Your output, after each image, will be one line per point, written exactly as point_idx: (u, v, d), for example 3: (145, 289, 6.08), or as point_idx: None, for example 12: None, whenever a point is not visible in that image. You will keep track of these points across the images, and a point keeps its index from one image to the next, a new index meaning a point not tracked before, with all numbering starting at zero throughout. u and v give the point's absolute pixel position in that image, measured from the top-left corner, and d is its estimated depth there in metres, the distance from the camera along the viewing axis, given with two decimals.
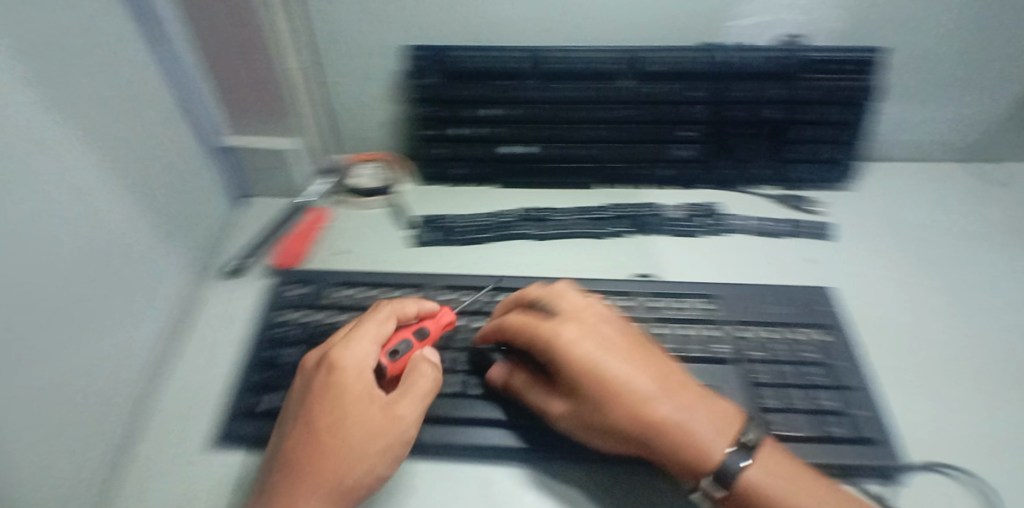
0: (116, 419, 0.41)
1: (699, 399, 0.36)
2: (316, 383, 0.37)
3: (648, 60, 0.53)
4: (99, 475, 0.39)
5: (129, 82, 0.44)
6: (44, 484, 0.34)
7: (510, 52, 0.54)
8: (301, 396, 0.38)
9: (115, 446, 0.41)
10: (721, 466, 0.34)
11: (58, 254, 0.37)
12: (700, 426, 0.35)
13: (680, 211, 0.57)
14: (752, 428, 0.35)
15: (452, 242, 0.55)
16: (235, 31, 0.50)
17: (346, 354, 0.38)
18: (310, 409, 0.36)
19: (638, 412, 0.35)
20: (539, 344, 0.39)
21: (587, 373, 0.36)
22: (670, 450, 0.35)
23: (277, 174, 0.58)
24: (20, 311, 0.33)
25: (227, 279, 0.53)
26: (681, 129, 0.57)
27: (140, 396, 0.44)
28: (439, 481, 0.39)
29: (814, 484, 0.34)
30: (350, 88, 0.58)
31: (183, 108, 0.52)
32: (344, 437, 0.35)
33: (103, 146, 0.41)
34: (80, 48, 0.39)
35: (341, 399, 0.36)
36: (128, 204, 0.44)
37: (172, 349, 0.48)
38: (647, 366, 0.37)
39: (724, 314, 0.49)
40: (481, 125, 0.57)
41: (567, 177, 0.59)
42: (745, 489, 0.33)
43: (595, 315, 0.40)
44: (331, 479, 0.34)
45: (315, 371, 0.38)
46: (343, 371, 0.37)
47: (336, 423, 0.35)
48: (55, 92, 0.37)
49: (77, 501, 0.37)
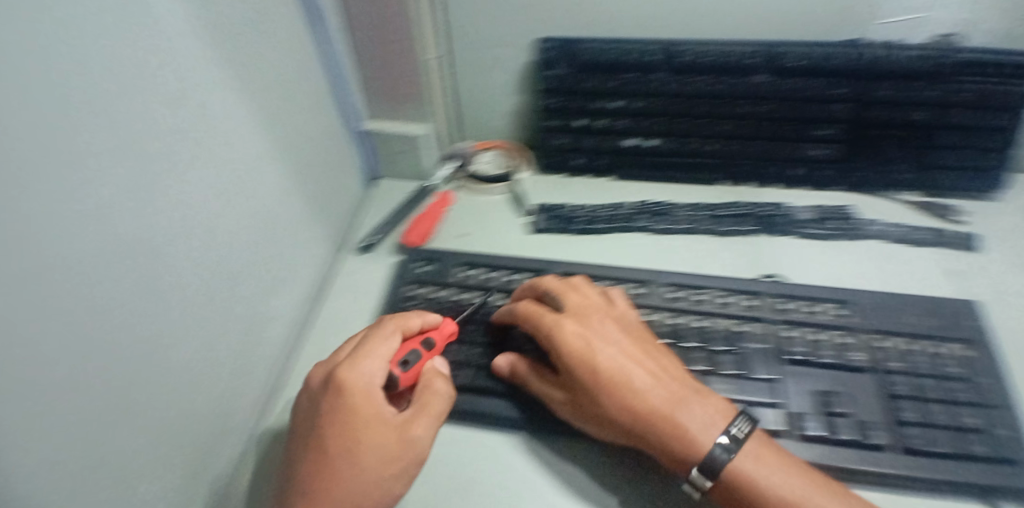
0: (272, 368, 0.47)
1: (695, 395, 0.39)
2: (325, 404, 0.38)
3: (790, 55, 0.52)
4: (256, 416, 0.44)
5: (296, 69, 0.49)
6: (220, 416, 0.40)
7: (645, 45, 0.53)
8: (311, 413, 0.39)
9: (270, 391, 0.46)
10: (707, 454, 0.36)
11: (237, 218, 0.41)
12: (693, 419, 0.37)
13: (807, 213, 0.56)
14: (743, 420, 0.37)
15: (570, 231, 0.56)
16: (384, 24, 0.53)
17: (351, 375, 0.39)
18: (322, 432, 0.37)
19: (631, 402, 0.39)
20: (542, 333, 0.43)
21: (581, 363, 0.41)
22: (663, 440, 0.38)
23: (406, 159, 0.62)
24: (208, 266, 0.38)
25: (359, 254, 0.57)
26: (818, 127, 0.55)
27: (289, 350, 0.49)
28: (474, 456, 0.43)
29: (801, 473, 0.36)
30: (478, 79, 0.61)
31: (334, 94, 0.56)
32: (363, 459, 0.37)
33: (271, 124, 0.46)
34: (262, 35, 0.44)
35: (354, 423, 0.37)
36: (287, 179, 0.49)
37: (315, 310, 0.53)
38: (636, 361, 0.40)
39: (859, 321, 0.47)
40: (604, 117, 0.57)
41: (688, 171, 0.59)
42: (731, 477, 0.36)
43: (597, 312, 0.44)
44: (354, 498, 0.36)
45: (322, 390, 0.39)
46: (352, 394, 0.38)
47: (349, 445, 0.37)
48: (240, 73, 0.41)
49: (241, 436, 0.42)
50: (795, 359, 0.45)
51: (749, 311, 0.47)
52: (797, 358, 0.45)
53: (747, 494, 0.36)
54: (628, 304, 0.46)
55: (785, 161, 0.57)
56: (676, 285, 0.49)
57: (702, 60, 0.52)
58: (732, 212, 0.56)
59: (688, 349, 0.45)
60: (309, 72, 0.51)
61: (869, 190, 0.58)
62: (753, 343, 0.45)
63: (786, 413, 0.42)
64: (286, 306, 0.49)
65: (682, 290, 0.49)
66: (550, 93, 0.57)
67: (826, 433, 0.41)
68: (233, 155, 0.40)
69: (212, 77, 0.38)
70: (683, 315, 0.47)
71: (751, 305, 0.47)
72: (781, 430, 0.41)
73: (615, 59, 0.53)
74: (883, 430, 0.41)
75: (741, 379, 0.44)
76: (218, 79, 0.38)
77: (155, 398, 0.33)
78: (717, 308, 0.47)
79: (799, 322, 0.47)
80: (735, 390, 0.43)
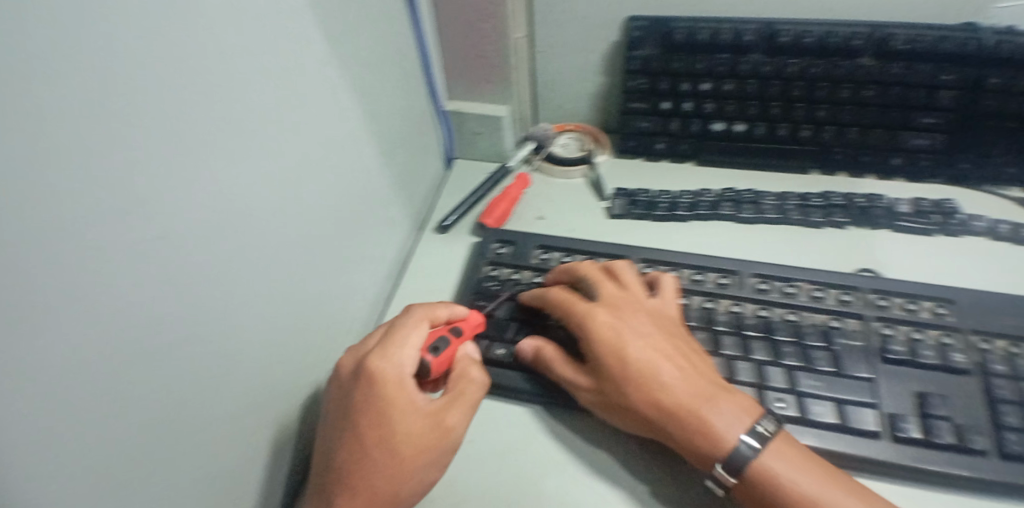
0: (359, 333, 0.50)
1: (722, 393, 0.40)
2: (356, 394, 0.38)
3: (900, 37, 0.49)
4: None
5: (392, 50, 0.52)
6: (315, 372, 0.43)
7: (742, 24, 0.52)
8: (342, 401, 0.39)
9: None
10: (731, 451, 0.37)
11: (327, 192, 0.44)
12: (719, 417, 0.38)
13: (906, 204, 0.53)
14: (768, 419, 0.39)
15: (654, 218, 0.56)
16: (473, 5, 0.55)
17: (382, 366, 0.39)
18: (355, 422, 0.38)
19: (657, 396, 0.40)
20: (574, 322, 0.45)
21: (611, 354, 0.42)
22: (687, 435, 0.39)
23: (487, 139, 0.65)
24: (299, 235, 0.41)
25: (440, 235, 0.59)
26: (923, 116, 0.52)
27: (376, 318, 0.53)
28: (514, 443, 0.45)
29: (828, 474, 0.37)
30: (557, 60, 0.62)
31: (426, 74, 0.59)
32: (397, 448, 0.37)
33: (364, 103, 0.48)
34: (365, 18, 0.46)
35: (387, 414, 0.38)
36: (379, 155, 0.52)
37: (398, 284, 0.56)
38: (664, 356, 0.42)
39: (956, 320, 0.45)
40: (691, 100, 0.56)
41: (777, 159, 0.57)
42: (754, 475, 0.37)
43: (628, 305, 0.45)
44: (389, 485, 0.37)
45: (353, 379, 0.39)
46: (385, 384, 0.38)
47: (383, 435, 0.37)
48: (336, 53, 0.43)
49: None
50: (892, 358, 0.43)
51: (843, 306, 0.46)
52: (895, 358, 0.43)
53: (772, 492, 0.37)
54: (672, 295, 0.47)
55: (885, 150, 0.55)
56: (764, 277, 0.48)
57: (804, 41, 0.50)
58: (825, 202, 0.54)
59: (778, 343, 0.44)
60: (397, 53, 0.53)
61: (969, 184, 0.55)
62: (845, 339, 0.44)
63: (882, 414, 0.41)
64: (372, 277, 0.52)
65: (772, 283, 0.48)
66: (634, 75, 0.56)
67: (922, 435, 0.40)
68: (327, 132, 0.43)
69: (315, 58, 0.40)
70: (773, 308, 0.46)
71: (845, 300, 0.46)
72: (878, 431, 0.40)
73: (708, 40, 0.52)
74: (984, 434, 0.40)
75: (835, 377, 0.42)
76: (319, 60, 0.41)
77: (256, 349, 0.36)
78: (809, 302, 0.46)
79: (896, 320, 0.45)
80: (828, 386, 0.42)
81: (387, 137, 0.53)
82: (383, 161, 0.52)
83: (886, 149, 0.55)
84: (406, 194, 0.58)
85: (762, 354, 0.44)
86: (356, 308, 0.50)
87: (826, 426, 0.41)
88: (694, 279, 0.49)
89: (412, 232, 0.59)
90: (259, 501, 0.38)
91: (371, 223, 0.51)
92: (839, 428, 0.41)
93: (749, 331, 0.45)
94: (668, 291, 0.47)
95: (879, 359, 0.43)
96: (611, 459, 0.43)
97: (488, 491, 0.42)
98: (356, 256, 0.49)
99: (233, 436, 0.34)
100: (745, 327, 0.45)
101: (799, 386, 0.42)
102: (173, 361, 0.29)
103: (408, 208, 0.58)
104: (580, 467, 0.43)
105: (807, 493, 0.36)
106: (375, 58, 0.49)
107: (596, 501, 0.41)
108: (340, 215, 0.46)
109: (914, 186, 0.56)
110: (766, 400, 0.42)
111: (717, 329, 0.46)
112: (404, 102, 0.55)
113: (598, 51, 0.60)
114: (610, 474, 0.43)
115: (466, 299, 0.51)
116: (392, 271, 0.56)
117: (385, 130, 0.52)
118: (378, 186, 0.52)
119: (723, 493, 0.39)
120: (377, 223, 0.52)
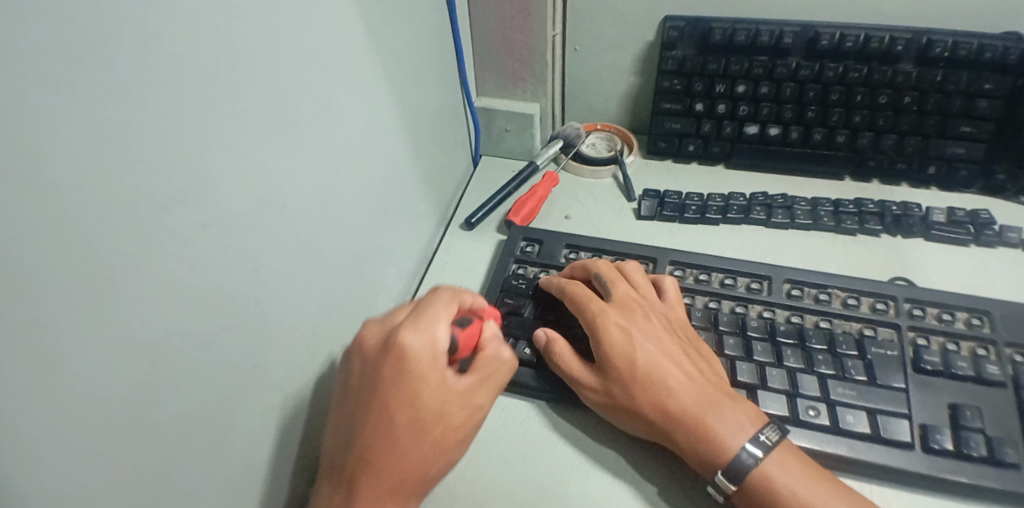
0: None
1: (727, 400, 0.40)
2: (388, 370, 0.36)
3: (941, 44, 0.50)
4: None
5: (432, 43, 0.53)
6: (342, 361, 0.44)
7: (783, 27, 0.53)
8: (367, 377, 0.37)
9: None
10: (732, 458, 0.37)
11: (366, 184, 0.45)
12: (724, 425, 0.38)
13: (939, 212, 0.53)
14: (771, 428, 0.38)
15: (686, 220, 0.56)
16: (510, 2, 0.56)
17: (415, 343, 0.37)
18: (384, 400, 0.36)
19: (663, 401, 0.40)
20: (587, 320, 0.44)
21: (619, 356, 0.42)
22: (691, 440, 0.39)
23: (516, 137, 0.65)
24: (335, 225, 0.41)
25: (467, 231, 0.60)
26: (961, 123, 0.52)
27: None
28: (534, 445, 0.44)
29: (830, 485, 0.37)
30: (590, 61, 0.63)
31: (460, 70, 0.60)
32: (428, 428, 0.37)
33: (406, 97, 0.49)
34: (410, 14, 0.48)
35: (418, 394, 0.36)
36: (416, 149, 0.53)
37: (425, 278, 0.57)
38: (673, 360, 0.41)
39: (992, 332, 0.44)
40: (725, 101, 0.57)
41: (808, 163, 0.58)
42: (756, 482, 0.37)
43: (641, 306, 0.45)
44: (414, 466, 0.37)
45: (381, 354, 0.37)
46: (419, 362, 0.36)
47: (413, 414, 0.36)
48: (383, 48, 0.44)
49: None
50: (926, 369, 0.42)
51: (876, 314, 0.46)
52: (930, 368, 0.42)
53: (772, 500, 0.36)
54: (678, 298, 0.47)
55: (920, 158, 0.55)
56: (796, 282, 0.48)
57: (844, 46, 0.52)
58: (857, 209, 0.54)
59: (811, 351, 0.44)
60: (437, 47, 0.54)
61: (1002, 195, 0.55)
62: (879, 348, 0.43)
63: (916, 427, 0.41)
64: (403, 267, 0.53)
65: (804, 289, 0.48)
66: (668, 74, 0.57)
67: (953, 448, 0.39)
68: (371, 124, 0.44)
69: (365, 50, 0.42)
70: (805, 315, 0.47)
71: (879, 309, 0.46)
72: (911, 442, 0.40)
73: (746, 41, 0.54)
74: (1017, 449, 0.39)
75: (867, 386, 0.42)
76: (368, 53, 0.42)
77: (288, 332, 0.37)
78: (842, 309, 0.46)
79: (931, 331, 0.45)
80: (861, 395, 0.42)
81: (424, 130, 0.54)
82: (419, 155, 0.54)
83: (922, 157, 0.55)
84: (437, 188, 0.58)
85: (794, 361, 0.43)
86: (384, 300, 0.50)
87: (858, 435, 0.40)
88: (726, 284, 0.49)
89: (439, 227, 0.60)
90: (276, 486, 0.38)
91: (404, 217, 0.52)
92: (871, 438, 0.40)
93: (781, 337, 0.45)
94: (672, 294, 0.47)
95: (912, 369, 0.43)
96: (624, 460, 0.43)
97: (515, 491, 0.42)
98: (390, 245, 0.50)
99: (260, 406, 0.35)
100: (777, 334, 0.45)
101: (831, 395, 0.42)
102: (208, 330, 0.30)
103: (438, 203, 0.59)
104: (594, 464, 0.43)
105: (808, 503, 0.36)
106: (417, 53, 0.50)
107: (607, 499, 0.41)
108: (376, 207, 0.47)
109: (949, 194, 0.57)
110: (797, 408, 0.41)
111: (752, 335, 0.45)
112: (439, 96, 0.56)
113: (632, 52, 0.61)
114: (625, 471, 0.42)
115: (493, 297, 0.50)
116: (421, 265, 0.57)
117: (422, 124, 0.53)
118: (413, 179, 0.53)
119: (722, 500, 0.39)
120: (409, 218, 0.53)
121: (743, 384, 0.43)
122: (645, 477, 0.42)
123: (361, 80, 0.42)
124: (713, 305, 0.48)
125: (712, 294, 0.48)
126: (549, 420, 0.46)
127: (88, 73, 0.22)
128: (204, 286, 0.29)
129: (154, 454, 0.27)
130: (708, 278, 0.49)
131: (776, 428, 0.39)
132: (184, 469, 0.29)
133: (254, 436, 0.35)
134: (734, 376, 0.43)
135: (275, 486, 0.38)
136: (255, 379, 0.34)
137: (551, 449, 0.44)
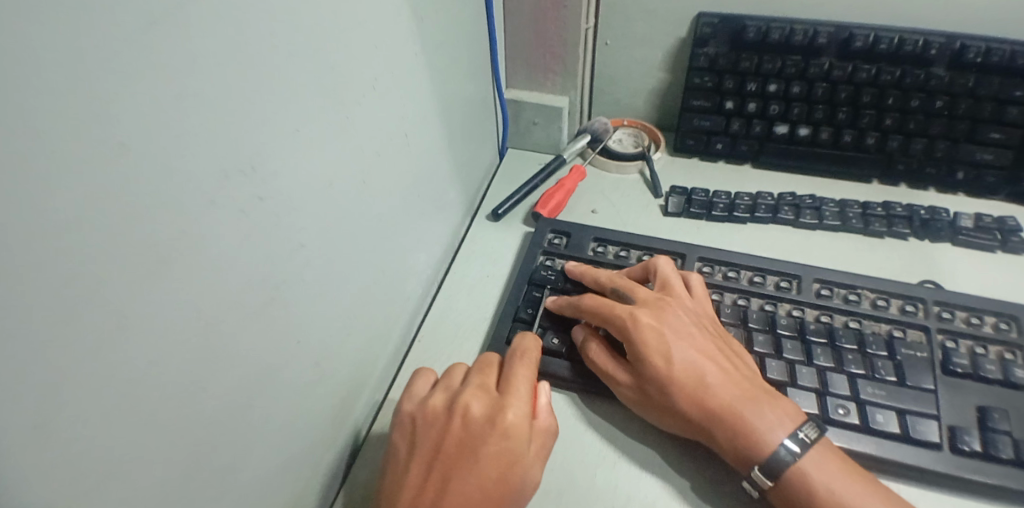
0: (411, 309, 0.51)
1: (766, 398, 0.40)
2: (489, 440, 0.38)
3: (974, 49, 0.51)
4: (394, 350, 0.49)
5: (469, 31, 0.53)
6: (370, 341, 0.44)
7: (817, 27, 0.54)
8: (465, 442, 0.38)
9: (407, 330, 0.50)
10: (770, 454, 0.38)
11: (405, 170, 0.45)
12: (761, 420, 0.39)
13: (967, 217, 0.54)
14: (809, 426, 0.39)
15: (713, 217, 0.57)
16: None
17: (518, 408, 0.39)
18: (475, 472, 0.37)
19: (702, 399, 0.40)
20: (618, 323, 0.44)
21: (655, 355, 0.42)
22: (729, 436, 0.39)
23: (543, 130, 0.66)
24: (376, 208, 0.42)
25: (494, 222, 0.61)
26: (991, 130, 0.54)
27: (428, 296, 0.54)
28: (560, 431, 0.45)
29: (862, 478, 0.38)
30: (620, 56, 0.64)
31: (492, 62, 0.60)
32: (514, 499, 0.37)
33: (443, 83, 0.49)
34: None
35: (515, 470, 0.37)
36: (449, 137, 0.53)
37: (450, 265, 0.57)
38: (723, 369, 0.41)
39: (1019, 336, 0.45)
40: (755, 100, 0.58)
41: (836, 165, 0.59)
42: (793, 479, 0.37)
43: (672, 305, 0.45)
44: None
45: (485, 423, 0.38)
46: (516, 439, 0.38)
47: (507, 488, 0.37)
48: (427, 31, 0.45)
49: (382, 362, 0.47)
50: (955, 371, 0.43)
51: (905, 315, 0.46)
52: (959, 370, 0.43)
53: (806, 495, 0.37)
54: (706, 294, 0.47)
55: (949, 162, 0.56)
56: (826, 282, 0.49)
57: (878, 48, 0.53)
58: (885, 211, 0.55)
59: (841, 350, 0.44)
60: (472, 34, 0.54)
61: None
62: (909, 349, 0.44)
63: (942, 426, 0.41)
64: (432, 255, 0.53)
65: (834, 289, 0.48)
66: (699, 71, 0.58)
67: (980, 448, 0.40)
68: (413, 109, 0.45)
69: (411, 34, 0.42)
70: (834, 314, 0.47)
71: (908, 310, 0.46)
72: (939, 442, 0.40)
73: (780, 40, 0.55)
74: None
75: (896, 386, 0.42)
76: (413, 37, 0.43)
77: (330, 312, 0.38)
78: (871, 310, 0.47)
79: (959, 334, 0.45)
80: (890, 395, 0.42)
81: (457, 118, 0.54)
82: (452, 143, 0.54)
83: (950, 162, 0.56)
84: (464, 176, 0.59)
85: (824, 360, 0.44)
86: (413, 285, 0.51)
87: (888, 435, 0.41)
88: (754, 283, 0.49)
89: (465, 216, 0.61)
90: (310, 461, 0.38)
91: (435, 205, 0.53)
92: (900, 437, 0.40)
93: (811, 336, 0.45)
94: (699, 289, 0.47)
95: (940, 371, 0.43)
96: (651, 450, 0.43)
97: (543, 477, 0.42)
98: (422, 232, 0.51)
99: (302, 384, 0.36)
100: (807, 333, 0.45)
101: (860, 394, 0.42)
102: (257, 306, 0.30)
103: (464, 192, 0.60)
104: (621, 455, 0.43)
105: (844, 499, 0.36)
106: (454, 39, 0.50)
107: (635, 487, 0.41)
108: (412, 193, 0.48)
109: (974, 201, 0.58)
110: (827, 407, 0.42)
111: (782, 334, 0.45)
112: (472, 83, 0.57)
113: (662, 49, 0.62)
114: (652, 462, 0.42)
115: (522, 289, 0.51)
116: (446, 252, 0.57)
117: (456, 110, 0.54)
118: (445, 165, 0.53)
119: (757, 495, 0.39)
120: (439, 205, 0.54)
121: (773, 382, 0.43)
122: (672, 467, 0.42)
123: (408, 64, 0.42)
124: (741, 302, 0.48)
125: (740, 291, 0.49)
126: (578, 409, 0.46)
127: (162, 39, 0.22)
128: (257, 257, 0.29)
129: (205, 423, 0.27)
130: (736, 276, 0.50)
131: (813, 424, 0.39)
132: (226, 444, 0.29)
133: (294, 413, 0.35)
134: (764, 373, 0.44)
135: (312, 462, 0.39)
136: (296, 356, 0.34)
137: (578, 439, 0.44)
